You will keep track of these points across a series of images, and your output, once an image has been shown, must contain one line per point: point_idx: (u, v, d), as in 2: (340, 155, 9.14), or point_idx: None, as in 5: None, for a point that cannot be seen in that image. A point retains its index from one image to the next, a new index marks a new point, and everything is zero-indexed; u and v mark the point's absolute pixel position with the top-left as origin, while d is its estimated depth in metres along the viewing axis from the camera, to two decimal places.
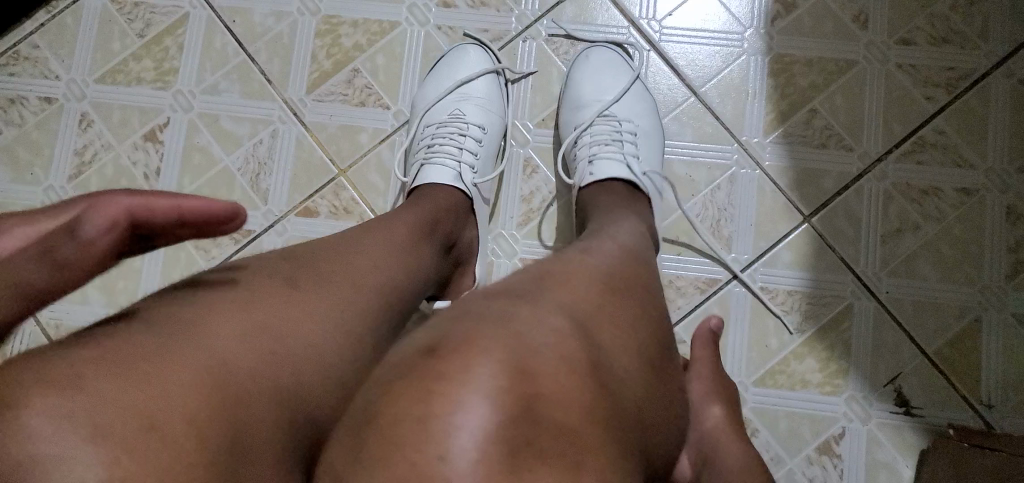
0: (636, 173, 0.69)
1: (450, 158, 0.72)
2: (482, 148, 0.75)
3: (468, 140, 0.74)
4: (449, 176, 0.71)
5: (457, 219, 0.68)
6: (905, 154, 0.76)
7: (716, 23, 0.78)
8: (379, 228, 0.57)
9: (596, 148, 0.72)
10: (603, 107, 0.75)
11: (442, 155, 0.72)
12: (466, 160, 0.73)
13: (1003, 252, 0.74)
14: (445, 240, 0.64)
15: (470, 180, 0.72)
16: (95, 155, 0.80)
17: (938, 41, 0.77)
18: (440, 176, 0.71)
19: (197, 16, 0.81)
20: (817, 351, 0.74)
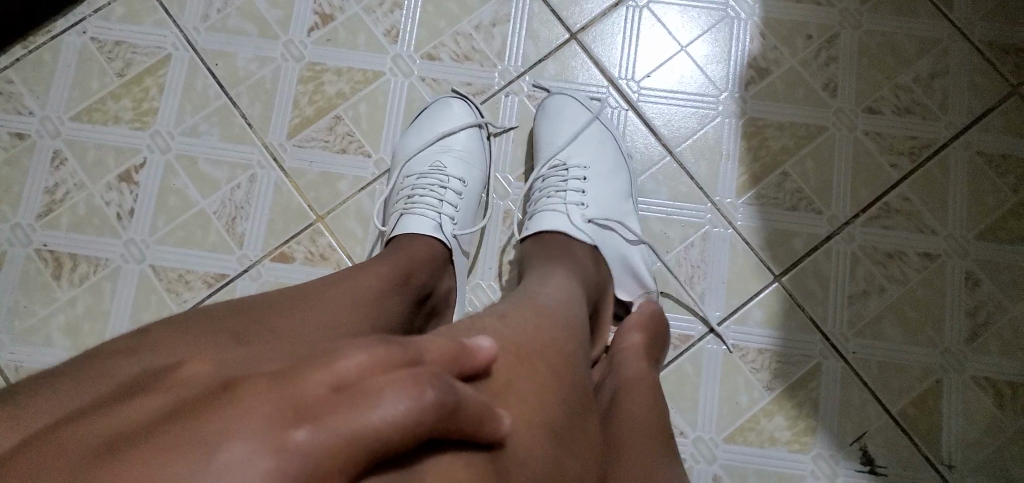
0: (576, 223, 0.72)
1: (430, 209, 0.73)
2: (462, 201, 0.75)
3: (448, 193, 0.75)
4: (430, 226, 0.71)
5: (436, 270, 0.67)
6: (871, 218, 0.78)
7: (692, 85, 0.81)
8: (358, 269, 0.59)
9: (541, 200, 0.75)
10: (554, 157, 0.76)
11: (422, 205, 0.73)
12: (446, 212, 0.73)
13: (963, 316, 0.77)
14: (421, 290, 0.64)
15: (450, 231, 0.72)
16: (67, 193, 0.79)
17: (902, 111, 0.80)
18: (420, 226, 0.71)
19: (179, 57, 0.81)
20: (786, 409, 0.75)
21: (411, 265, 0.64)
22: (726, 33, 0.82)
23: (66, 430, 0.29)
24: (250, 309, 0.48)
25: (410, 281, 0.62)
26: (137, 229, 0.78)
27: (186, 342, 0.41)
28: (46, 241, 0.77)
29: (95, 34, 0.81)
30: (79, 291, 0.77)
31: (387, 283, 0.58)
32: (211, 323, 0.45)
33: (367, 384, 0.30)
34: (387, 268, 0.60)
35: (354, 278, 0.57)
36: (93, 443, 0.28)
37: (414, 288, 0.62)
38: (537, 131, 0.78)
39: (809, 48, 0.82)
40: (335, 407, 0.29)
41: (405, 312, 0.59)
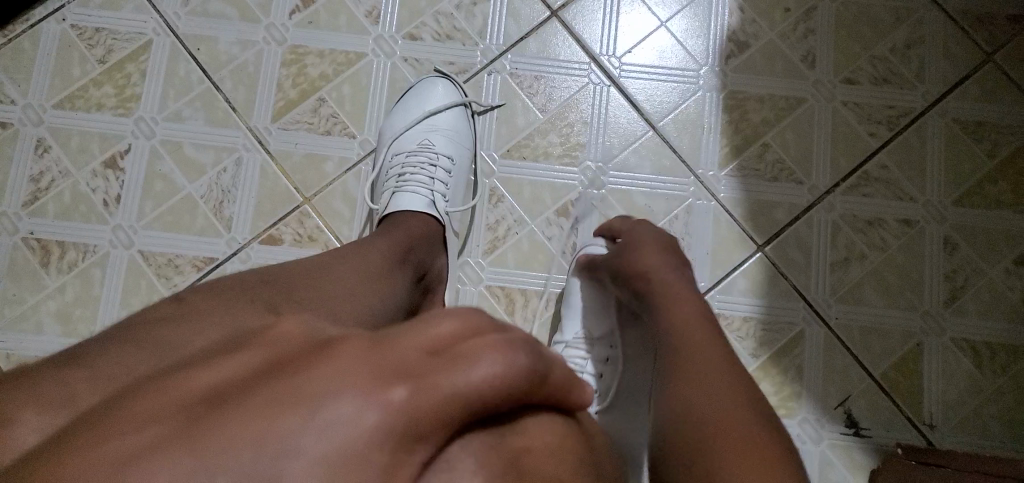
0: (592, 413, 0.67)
1: (422, 186, 0.74)
2: (452, 179, 0.76)
3: (439, 170, 0.76)
4: (422, 203, 0.73)
5: (431, 249, 0.70)
6: (851, 187, 0.80)
7: (673, 60, 0.82)
8: (358, 250, 0.63)
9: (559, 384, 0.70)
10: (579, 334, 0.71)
11: (414, 183, 0.74)
12: (438, 189, 0.75)
13: (941, 280, 0.78)
14: (417, 268, 0.67)
15: (443, 208, 0.74)
16: (52, 181, 0.78)
17: (879, 81, 0.82)
18: (412, 203, 0.72)
19: (161, 43, 0.81)
20: (772, 375, 0.77)
21: (410, 243, 0.67)
22: (705, 8, 0.83)
23: (171, 386, 0.32)
24: (275, 284, 0.55)
25: (408, 258, 0.66)
26: (124, 215, 0.78)
27: (226, 315, 0.48)
28: (33, 229, 0.77)
29: (75, 21, 0.81)
30: (68, 279, 0.77)
31: (386, 261, 0.63)
32: (236, 292, 0.52)
33: (460, 349, 0.33)
34: (386, 246, 0.65)
35: (356, 257, 0.62)
36: (203, 398, 0.30)
37: (412, 265, 0.66)
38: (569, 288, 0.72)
39: (787, 20, 0.83)
40: (433, 368, 0.32)
41: (405, 286, 0.64)
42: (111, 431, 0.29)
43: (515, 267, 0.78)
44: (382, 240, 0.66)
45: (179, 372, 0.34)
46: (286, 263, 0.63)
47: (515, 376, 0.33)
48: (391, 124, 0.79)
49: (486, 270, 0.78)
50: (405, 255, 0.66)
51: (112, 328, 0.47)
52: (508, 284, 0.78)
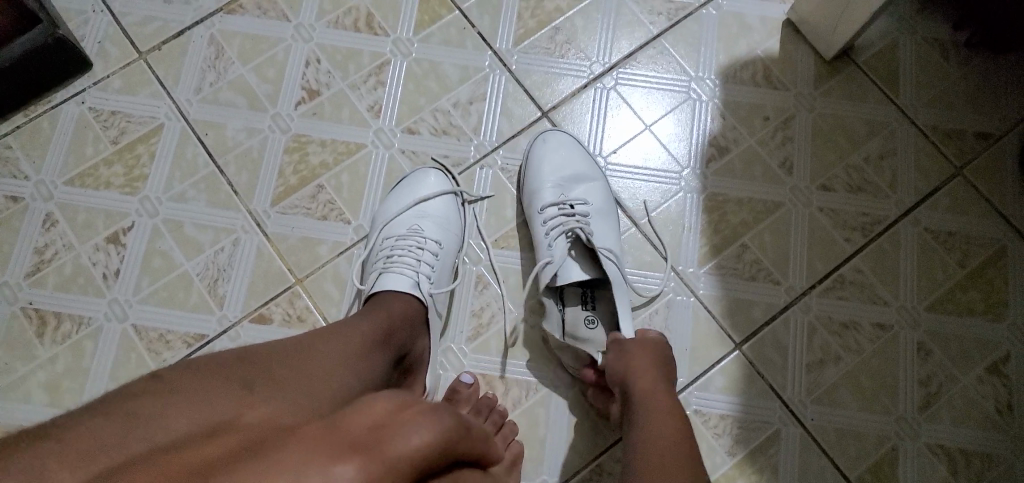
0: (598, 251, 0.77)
1: (408, 268, 0.76)
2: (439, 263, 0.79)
3: (426, 254, 0.78)
4: (408, 283, 0.75)
5: (413, 332, 0.72)
6: (826, 290, 0.82)
7: (657, 161, 0.86)
8: (336, 333, 0.64)
9: (556, 236, 0.79)
10: (564, 192, 0.81)
11: (400, 265, 0.77)
12: (424, 272, 0.77)
13: (915, 385, 0.80)
14: (396, 350, 0.69)
15: (427, 289, 0.76)
16: (56, 253, 0.82)
17: (854, 189, 0.85)
18: (398, 283, 0.75)
19: (171, 127, 0.86)
20: (747, 474, 0.77)
21: (394, 323, 0.70)
22: (688, 115, 0.87)
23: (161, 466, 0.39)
24: (254, 363, 0.57)
25: (389, 339, 0.68)
26: (121, 288, 0.81)
27: (200, 393, 0.51)
28: (32, 299, 0.80)
29: (93, 104, 0.86)
30: (61, 349, 0.79)
31: (368, 343, 0.65)
32: (212, 371, 0.54)
33: (394, 418, 0.41)
34: (368, 326, 0.66)
35: (339, 337, 0.64)
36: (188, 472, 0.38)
37: (393, 346, 0.68)
38: (537, 163, 0.83)
39: (766, 128, 0.87)
40: (379, 438, 0.40)
41: (382, 371, 0.65)
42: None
43: (498, 355, 0.80)
44: (366, 321, 0.68)
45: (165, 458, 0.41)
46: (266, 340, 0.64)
47: (439, 437, 0.42)
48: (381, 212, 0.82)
49: (468, 356, 0.80)
50: (387, 335, 0.68)
51: (94, 400, 0.50)
52: (489, 372, 0.79)
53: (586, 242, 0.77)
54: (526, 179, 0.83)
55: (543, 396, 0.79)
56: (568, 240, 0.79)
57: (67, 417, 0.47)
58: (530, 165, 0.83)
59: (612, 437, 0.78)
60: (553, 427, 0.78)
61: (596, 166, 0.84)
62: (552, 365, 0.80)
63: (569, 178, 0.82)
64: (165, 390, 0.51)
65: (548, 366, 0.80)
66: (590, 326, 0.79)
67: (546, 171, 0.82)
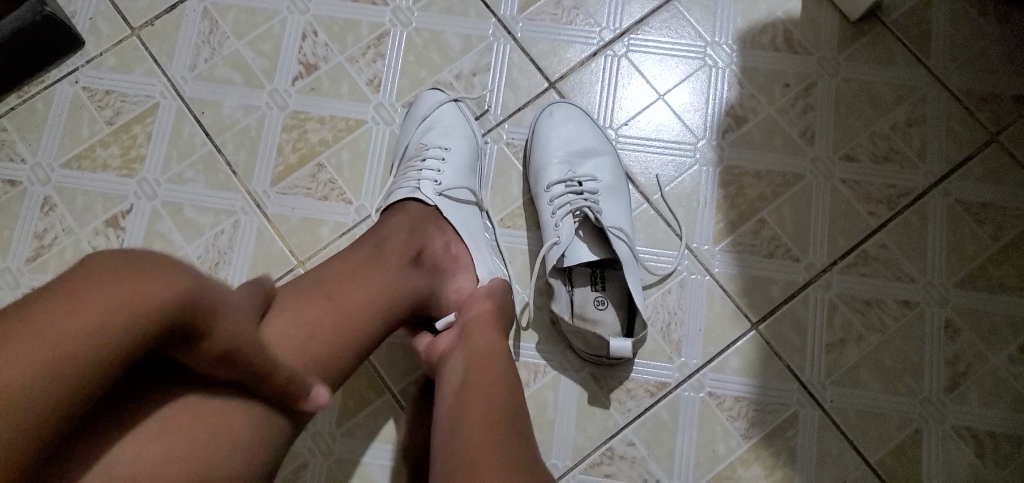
0: (606, 228, 0.74)
1: (411, 178, 0.75)
2: (447, 165, 0.76)
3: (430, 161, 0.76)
4: (410, 191, 0.73)
5: (418, 233, 0.69)
6: (848, 266, 0.78)
7: (670, 132, 0.82)
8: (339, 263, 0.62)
9: (564, 214, 0.75)
10: (570, 168, 0.78)
11: (404, 180, 0.75)
12: (426, 175, 0.75)
13: (942, 366, 0.76)
14: (409, 257, 0.66)
15: (432, 190, 0.73)
16: (55, 238, 0.80)
17: (879, 159, 0.81)
18: (403, 196, 0.73)
19: (167, 106, 0.83)
20: (763, 458, 0.75)
21: (387, 235, 0.67)
22: (703, 82, 0.83)
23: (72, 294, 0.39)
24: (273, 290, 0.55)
25: (385, 249, 0.65)
26: None
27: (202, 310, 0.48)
28: (32, 284, 0.79)
29: (87, 83, 0.84)
30: None
31: (368, 263, 0.63)
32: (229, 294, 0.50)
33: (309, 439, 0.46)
34: (359, 253, 0.64)
35: (332, 262, 0.62)
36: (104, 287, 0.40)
37: (396, 254, 0.65)
38: (543, 141, 0.79)
39: (786, 95, 0.82)
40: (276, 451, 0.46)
41: (395, 279, 0.63)
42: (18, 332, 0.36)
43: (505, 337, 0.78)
44: (358, 247, 0.65)
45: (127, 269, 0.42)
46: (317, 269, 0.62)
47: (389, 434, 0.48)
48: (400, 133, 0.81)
49: None
50: (380, 248, 0.65)
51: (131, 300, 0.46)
52: None
53: (594, 220, 0.74)
54: (532, 157, 0.80)
55: (552, 380, 0.77)
56: (575, 220, 0.75)
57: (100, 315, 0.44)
58: (536, 142, 0.80)
59: (623, 421, 0.76)
60: (563, 411, 0.76)
61: (605, 139, 0.80)
62: (561, 347, 0.77)
63: (576, 153, 0.79)
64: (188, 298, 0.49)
65: (558, 349, 0.77)
66: (600, 307, 0.76)
67: (553, 145, 0.79)
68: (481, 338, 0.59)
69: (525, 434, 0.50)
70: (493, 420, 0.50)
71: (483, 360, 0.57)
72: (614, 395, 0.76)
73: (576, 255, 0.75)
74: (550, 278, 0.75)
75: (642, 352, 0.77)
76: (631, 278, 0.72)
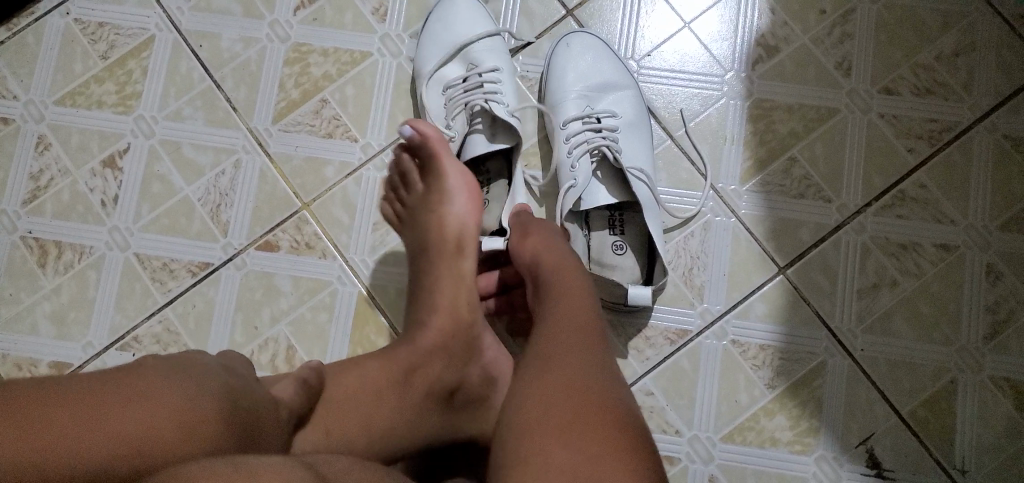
0: (625, 167, 0.69)
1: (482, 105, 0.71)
2: (504, 86, 0.73)
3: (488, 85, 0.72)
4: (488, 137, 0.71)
5: (461, 361, 0.58)
6: (885, 207, 0.74)
7: (696, 64, 0.76)
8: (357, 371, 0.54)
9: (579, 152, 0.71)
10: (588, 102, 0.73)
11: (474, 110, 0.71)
12: (495, 98, 0.71)
13: (982, 312, 0.72)
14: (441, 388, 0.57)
15: (506, 112, 0.71)
16: (52, 179, 0.77)
17: (922, 92, 0.75)
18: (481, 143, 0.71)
19: (163, 39, 0.79)
20: (788, 408, 0.72)
21: (424, 360, 0.56)
22: (733, 9, 0.77)
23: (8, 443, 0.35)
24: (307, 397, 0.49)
25: (413, 379, 0.55)
26: (121, 216, 0.77)
27: (247, 399, 0.43)
28: (31, 228, 0.76)
29: (78, 15, 0.79)
30: (64, 279, 0.76)
31: (393, 384, 0.54)
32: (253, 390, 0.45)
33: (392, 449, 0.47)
34: (384, 370, 0.55)
35: (351, 375, 0.54)
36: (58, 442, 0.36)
37: (427, 383, 0.56)
38: (559, 73, 0.74)
39: (823, 23, 0.76)
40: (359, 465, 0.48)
41: (420, 408, 0.55)
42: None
43: None
44: (387, 360, 0.56)
45: (107, 374, 0.40)
46: (343, 370, 0.54)
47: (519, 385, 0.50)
48: (434, 81, 0.75)
49: None
50: (409, 375, 0.55)
51: (189, 363, 0.43)
52: None
53: (614, 159, 0.70)
54: (547, 91, 0.75)
55: None
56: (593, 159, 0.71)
57: (167, 372, 0.41)
58: (551, 74, 0.75)
59: (642, 370, 0.73)
60: None
61: (627, 71, 0.75)
62: None
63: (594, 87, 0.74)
64: (237, 378, 0.44)
65: None
66: (618, 252, 0.72)
67: (570, 78, 0.74)
68: (562, 282, 0.56)
69: (606, 377, 0.48)
70: (573, 360, 0.48)
71: (563, 279, 0.56)
72: (632, 343, 0.73)
73: (594, 198, 0.71)
74: (566, 223, 0.71)
75: (662, 299, 0.73)
76: (651, 221, 0.68)
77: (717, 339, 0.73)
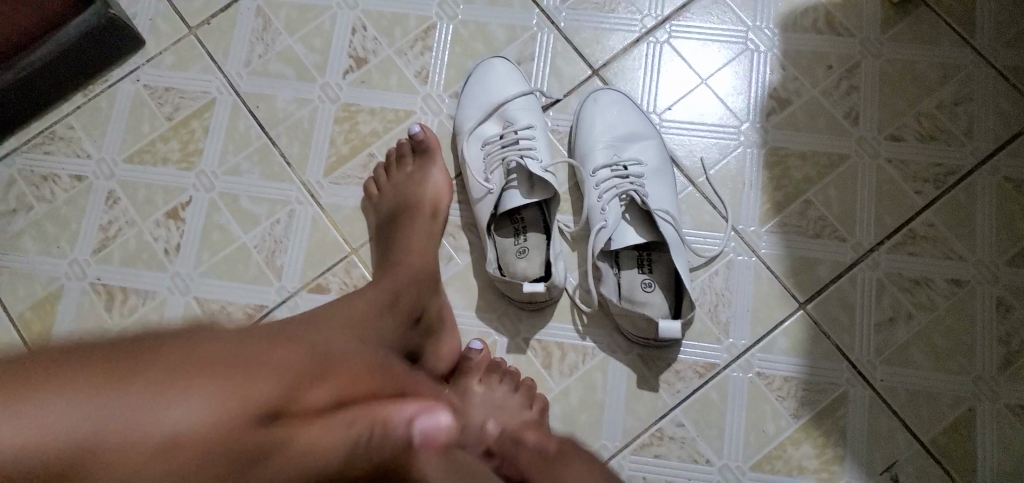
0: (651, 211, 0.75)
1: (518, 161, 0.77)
2: (538, 143, 0.79)
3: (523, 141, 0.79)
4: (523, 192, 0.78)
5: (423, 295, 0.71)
6: (897, 245, 0.78)
7: (713, 116, 0.83)
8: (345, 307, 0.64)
9: (608, 198, 0.77)
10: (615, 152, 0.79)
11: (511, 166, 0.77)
12: (530, 154, 0.78)
13: (995, 343, 0.76)
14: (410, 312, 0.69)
15: (540, 167, 0.77)
16: (119, 230, 0.84)
17: (926, 138, 0.80)
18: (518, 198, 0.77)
19: (223, 101, 0.86)
20: (813, 437, 0.75)
21: (398, 289, 0.69)
22: (747, 66, 0.83)
23: (38, 405, 0.38)
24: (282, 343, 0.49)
25: (396, 307, 0.67)
26: (182, 263, 0.82)
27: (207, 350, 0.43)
28: (99, 275, 0.82)
29: (147, 82, 0.87)
30: (129, 322, 0.81)
31: (378, 307, 0.65)
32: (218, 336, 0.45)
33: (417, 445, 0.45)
34: (373, 295, 0.66)
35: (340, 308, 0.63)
36: (115, 395, 0.39)
37: (405, 311, 0.68)
38: (588, 126, 0.81)
39: (829, 77, 0.83)
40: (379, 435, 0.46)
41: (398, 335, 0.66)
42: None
43: (580, 324, 0.79)
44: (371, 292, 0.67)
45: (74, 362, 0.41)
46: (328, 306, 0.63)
47: None
48: (474, 137, 0.82)
49: (551, 327, 0.79)
50: (393, 302, 0.67)
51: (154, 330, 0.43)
52: (573, 340, 0.78)
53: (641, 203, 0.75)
54: (577, 143, 0.81)
55: (602, 362, 0.78)
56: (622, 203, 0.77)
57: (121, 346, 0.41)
58: (581, 128, 0.81)
59: (672, 402, 0.77)
60: (612, 393, 0.77)
61: (651, 124, 0.82)
62: (609, 329, 0.78)
63: (621, 138, 0.80)
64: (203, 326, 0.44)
65: (606, 331, 0.78)
66: (647, 289, 0.77)
67: (598, 130, 0.80)
68: None
69: None
70: None
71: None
72: (663, 376, 0.77)
73: (624, 239, 0.76)
74: (598, 262, 0.76)
75: (690, 334, 0.78)
76: (676, 260, 0.73)
77: (743, 372, 0.77)
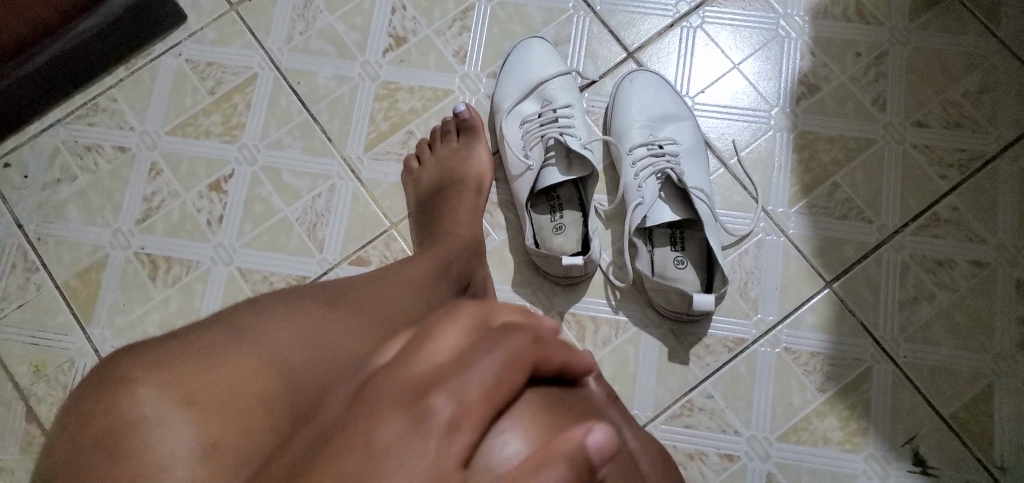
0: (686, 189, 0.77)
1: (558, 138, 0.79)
2: (576, 121, 0.82)
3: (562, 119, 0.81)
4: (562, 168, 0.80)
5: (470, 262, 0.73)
6: (921, 227, 0.81)
7: (745, 100, 0.85)
8: (399, 269, 0.65)
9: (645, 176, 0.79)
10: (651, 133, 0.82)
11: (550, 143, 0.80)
12: (569, 131, 0.80)
13: (1013, 322, 0.79)
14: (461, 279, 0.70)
15: (580, 144, 0.79)
16: (162, 201, 0.85)
17: (951, 125, 0.83)
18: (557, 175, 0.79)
19: (265, 77, 0.88)
20: (838, 410, 0.78)
21: (448, 258, 0.70)
22: (778, 51, 0.86)
23: (133, 394, 0.44)
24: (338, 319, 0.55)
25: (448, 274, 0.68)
26: (225, 234, 0.84)
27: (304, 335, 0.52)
28: (143, 245, 0.84)
29: (190, 56, 0.89)
30: (173, 291, 0.83)
31: (431, 273, 0.66)
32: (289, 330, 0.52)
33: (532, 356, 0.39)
34: (425, 263, 0.67)
35: (398, 271, 0.64)
36: (195, 393, 0.45)
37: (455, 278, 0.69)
38: (624, 107, 0.83)
39: (858, 64, 0.85)
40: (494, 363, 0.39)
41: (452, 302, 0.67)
42: (152, 431, 0.43)
43: (614, 299, 0.81)
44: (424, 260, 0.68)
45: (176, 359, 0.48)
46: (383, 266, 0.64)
47: None
48: (512, 115, 0.84)
49: (587, 301, 0.81)
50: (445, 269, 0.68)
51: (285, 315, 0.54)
52: (607, 314, 0.81)
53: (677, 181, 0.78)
54: (613, 123, 0.84)
55: (635, 335, 0.80)
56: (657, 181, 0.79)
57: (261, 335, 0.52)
58: (618, 109, 0.84)
59: (702, 375, 0.79)
60: (644, 365, 0.80)
61: (685, 106, 0.84)
62: (642, 304, 0.81)
63: (657, 119, 0.82)
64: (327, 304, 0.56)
65: (639, 306, 0.81)
66: (680, 266, 0.80)
67: (634, 111, 0.83)
68: None
69: None
70: None
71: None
72: (693, 350, 0.80)
73: (659, 217, 0.79)
74: (633, 239, 0.79)
75: (720, 310, 0.81)
76: (711, 236, 0.75)
77: (771, 347, 0.80)
